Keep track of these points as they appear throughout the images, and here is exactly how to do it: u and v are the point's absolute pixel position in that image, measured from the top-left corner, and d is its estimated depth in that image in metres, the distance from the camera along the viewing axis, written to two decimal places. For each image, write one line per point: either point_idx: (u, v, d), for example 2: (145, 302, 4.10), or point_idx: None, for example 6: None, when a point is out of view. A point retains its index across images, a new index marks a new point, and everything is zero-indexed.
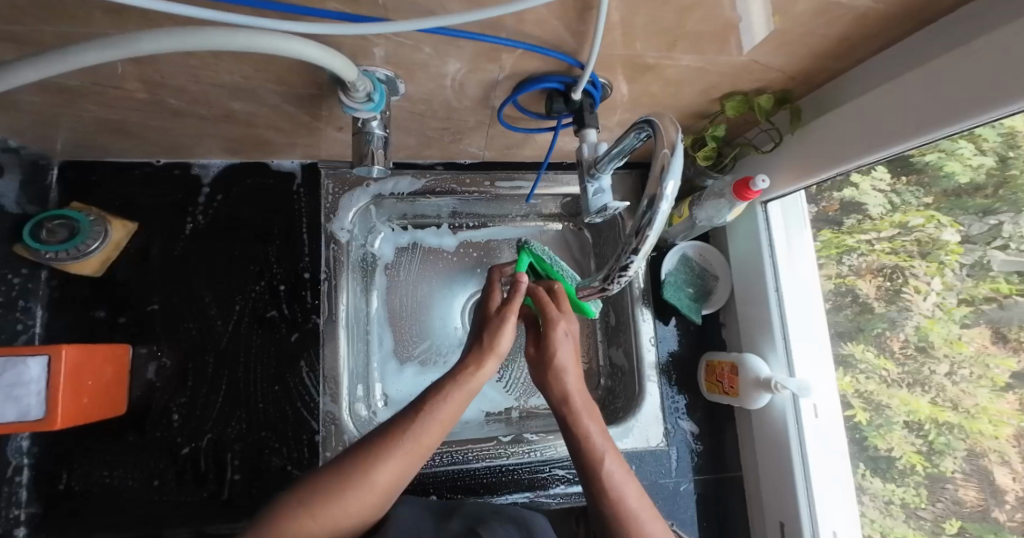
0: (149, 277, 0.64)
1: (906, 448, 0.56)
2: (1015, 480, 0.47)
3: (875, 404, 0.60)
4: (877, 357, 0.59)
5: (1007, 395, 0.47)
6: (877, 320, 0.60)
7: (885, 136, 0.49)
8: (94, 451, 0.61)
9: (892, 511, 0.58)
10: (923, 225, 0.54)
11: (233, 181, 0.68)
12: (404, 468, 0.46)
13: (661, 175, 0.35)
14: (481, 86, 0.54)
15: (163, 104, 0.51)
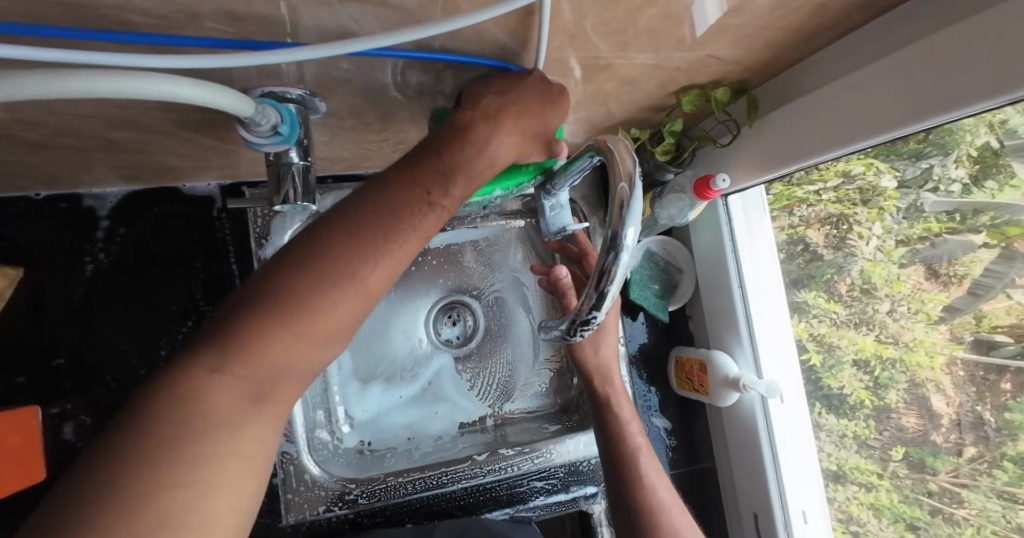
0: (47, 329, 0.56)
1: (856, 385, 0.59)
2: (950, 405, 0.51)
3: (828, 345, 0.62)
4: (827, 302, 0.62)
5: (940, 327, 0.51)
6: (826, 267, 0.62)
7: (844, 135, 0.47)
8: None
9: (846, 443, 0.62)
10: (864, 173, 0.53)
11: (138, 210, 0.59)
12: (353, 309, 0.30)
13: (621, 215, 0.31)
14: (415, 97, 0.48)
15: (21, 139, 0.42)
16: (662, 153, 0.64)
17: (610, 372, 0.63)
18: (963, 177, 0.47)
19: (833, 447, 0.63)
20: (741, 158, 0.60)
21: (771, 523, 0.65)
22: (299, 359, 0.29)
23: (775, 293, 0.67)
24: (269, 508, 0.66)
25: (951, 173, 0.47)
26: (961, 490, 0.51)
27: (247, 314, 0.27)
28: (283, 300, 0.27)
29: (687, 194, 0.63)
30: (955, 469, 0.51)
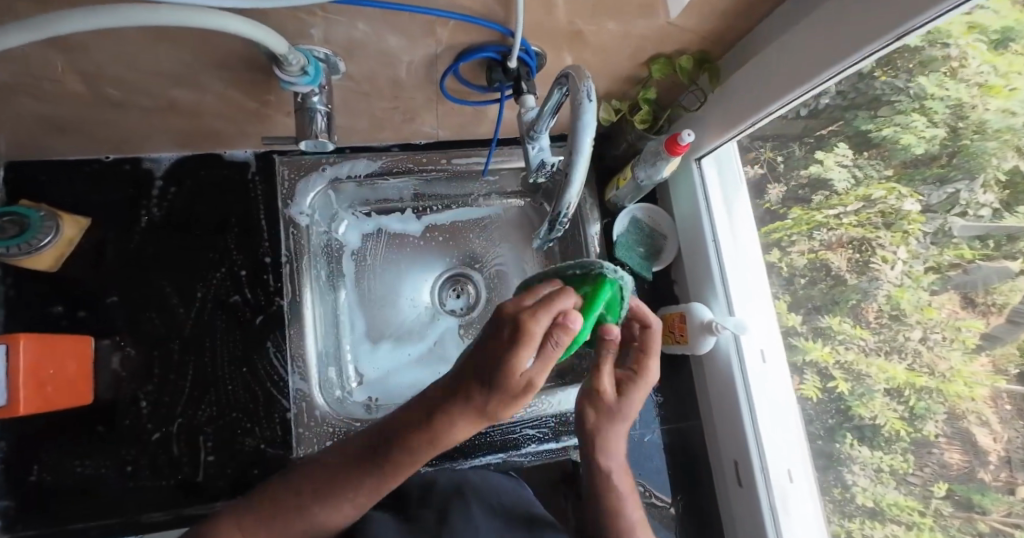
0: (105, 273, 0.64)
1: (889, 415, 0.55)
2: (996, 439, 0.46)
3: (856, 373, 0.59)
4: (853, 328, 0.59)
5: (979, 356, 0.47)
6: (850, 292, 0.60)
7: (790, 81, 0.53)
8: (63, 445, 0.60)
9: (883, 479, 0.57)
10: (886, 197, 0.55)
11: (187, 172, 0.69)
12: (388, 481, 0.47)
13: (577, 133, 0.40)
14: (420, 62, 0.57)
15: (103, 97, 0.52)
16: (641, 122, 0.71)
17: (613, 479, 0.55)
18: (992, 202, 0.45)
19: (868, 481, 0.59)
20: (707, 122, 0.67)
21: (749, 469, 0.67)
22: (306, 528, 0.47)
23: (756, 276, 0.71)
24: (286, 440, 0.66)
25: (979, 198, 0.46)
26: (1014, 532, 0.45)
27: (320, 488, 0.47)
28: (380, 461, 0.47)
29: (659, 158, 0.67)
30: (1007, 508, 0.46)
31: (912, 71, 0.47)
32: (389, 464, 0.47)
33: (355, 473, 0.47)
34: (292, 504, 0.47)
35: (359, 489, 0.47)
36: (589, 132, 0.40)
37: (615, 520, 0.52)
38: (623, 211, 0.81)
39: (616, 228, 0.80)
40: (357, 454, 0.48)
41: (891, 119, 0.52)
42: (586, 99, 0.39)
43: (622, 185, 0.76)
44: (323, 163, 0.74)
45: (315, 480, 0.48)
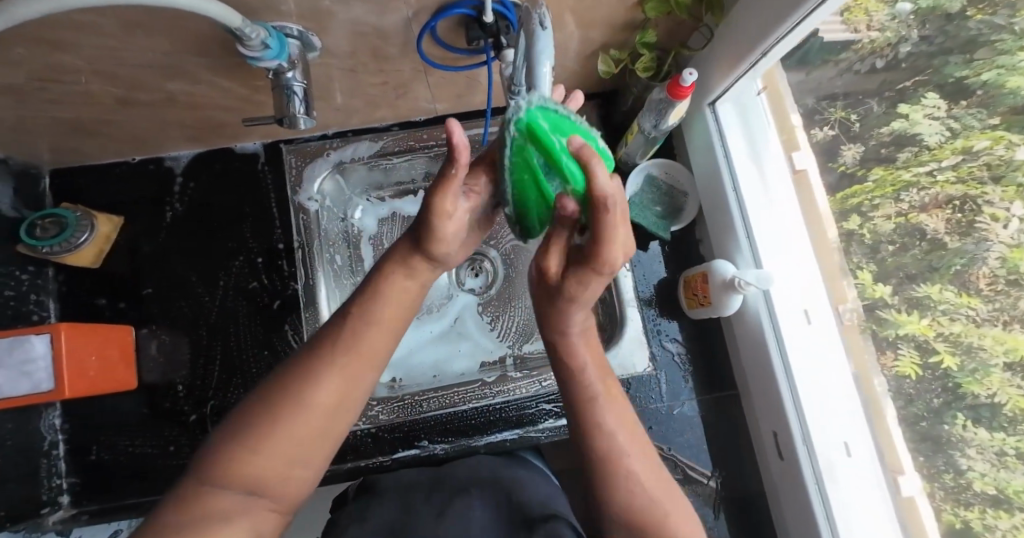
0: (139, 267, 0.70)
1: (1012, 393, 0.43)
2: None
3: (966, 347, 0.47)
4: (959, 296, 0.47)
5: None
6: (953, 257, 0.48)
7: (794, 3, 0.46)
8: (115, 427, 0.65)
9: (1009, 464, 0.44)
10: (992, 148, 0.44)
11: (203, 168, 0.73)
12: (352, 384, 0.39)
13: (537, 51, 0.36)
14: (395, 28, 0.55)
15: (108, 95, 0.56)
16: (644, 71, 0.65)
17: (601, 413, 0.44)
18: None
19: (987, 466, 0.46)
20: (715, 57, 0.61)
21: (789, 439, 0.63)
22: (282, 444, 0.36)
23: (795, 237, 0.66)
24: None
25: None
26: None
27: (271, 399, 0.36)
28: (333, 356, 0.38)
29: (660, 102, 0.61)
30: None
31: (1015, 4, 0.40)
32: (333, 356, 0.38)
33: (302, 383, 0.37)
34: (236, 447, 0.35)
35: (314, 406, 0.37)
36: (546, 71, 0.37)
37: (624, 475, 0.42)
38: (637, 168, 0.75)
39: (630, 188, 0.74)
40: (295, 369, 0.38)
41: (993, 60, 0.43)
42: (540, 26, 0.36)
43: (631, 139, 0.70)
44: (328, 149, 0.75)
45: (255, 410, 0.36)
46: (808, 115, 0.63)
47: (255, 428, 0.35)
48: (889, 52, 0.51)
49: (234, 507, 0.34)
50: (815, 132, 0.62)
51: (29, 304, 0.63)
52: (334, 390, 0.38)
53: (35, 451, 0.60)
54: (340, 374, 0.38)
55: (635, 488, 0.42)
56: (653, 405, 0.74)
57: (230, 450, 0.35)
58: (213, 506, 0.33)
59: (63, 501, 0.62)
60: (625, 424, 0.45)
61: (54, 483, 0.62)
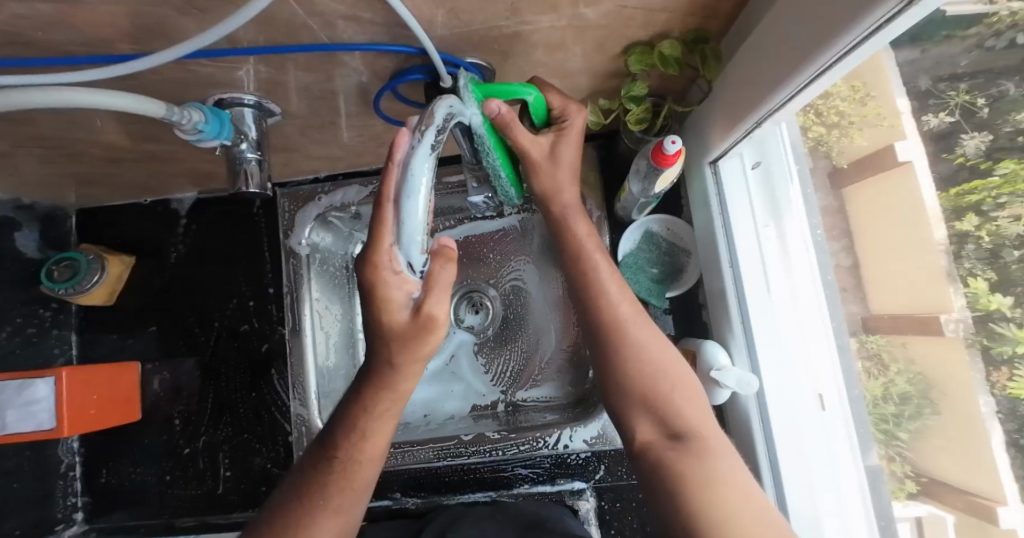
0: (145, 305, 0.75)
1: None
2: None
3: None
4: None
5: None
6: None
7: (798, 54, 0.36)
8: (122, 454, 0.73)
9: None
10: None
11: (204, 210, 0.76)
12: (346, 515, 0.42)
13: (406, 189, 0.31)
14: (352, 90, 0.53)
15: (99, 153, 0.60)
16: (636, 123, 0.57)
17: (628, 335, 0.48)
18: None
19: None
20: (710, 115, 0.53)
21: None
22: None
23: (813, 314, 0.56)
24: (287, 461, 0.71)
25: None
26: None
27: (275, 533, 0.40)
28: (327, 492, 0.41)
29: (647, 164, 0.53)
30: None
31: None
32: (326, 495, 0.41)
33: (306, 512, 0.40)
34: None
35: None
36: (420, 195, 0.31)
37: (667, 394, 0.45)
38: (633, 224, 0.67)
39: (622, 246, 0.67)
40: (297, 498, 0.41)
41: None
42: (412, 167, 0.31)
43: (624, 194, 0.63)
44: (319, 193, 0.75)
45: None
46: (916, 99, 0.40)
47: None
48: None
49: None
50: (927, 119, 0.40)
51: (50, 338, 0.70)
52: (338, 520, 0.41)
53: (52, 475, 0.70)
54: (335, 510, 0.41)
55: (663, 393, 0.45)
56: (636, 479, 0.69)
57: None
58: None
59: (76, 518, 0.72)
60: (648, 334, 0.48)
61: (69, 502, 0.72)
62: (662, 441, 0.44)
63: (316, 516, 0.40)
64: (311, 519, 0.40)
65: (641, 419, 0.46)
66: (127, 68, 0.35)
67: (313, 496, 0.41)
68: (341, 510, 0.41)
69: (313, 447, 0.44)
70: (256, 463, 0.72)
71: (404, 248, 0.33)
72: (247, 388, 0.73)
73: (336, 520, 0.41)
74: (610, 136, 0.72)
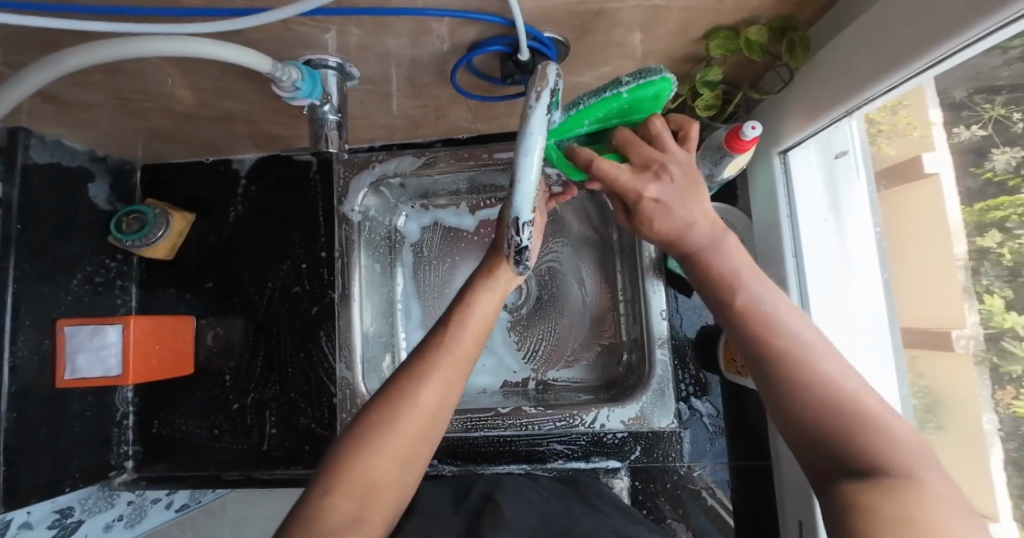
0: (203, 262, 0.77)
1: None
2: None
3: None
4: None
5: None
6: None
7: (912, 43, 0.36)
8: (172, 406, 0.75)
9: None
10: None
11: (263, 173, 0.79)
12: (426, 434, 0.43)
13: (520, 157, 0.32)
14: (430, 60, 0.53)
15: (175, 110, 0.61)
16: (704, 110, 0.58)
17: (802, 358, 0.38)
18: None
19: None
20: (791, 106, 0.53)
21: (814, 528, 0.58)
22: (365, 479, 0.40)
23: (868, 313, 0.56)
24: (331, 422, 0.73)
25: None
26: None
27: (365, 433, 0.41)
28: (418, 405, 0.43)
29: (719, 151, 0.54)
30: None
31: None
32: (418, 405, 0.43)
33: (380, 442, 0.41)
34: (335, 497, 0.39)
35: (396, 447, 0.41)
36: (536, 152, 0.32)
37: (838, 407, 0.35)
38: None
39: None
40: (370, 428, 0.42)
41: None
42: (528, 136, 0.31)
43: None
44: (373, 162, 0.76)
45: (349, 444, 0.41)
46: (950, 111, 0.41)
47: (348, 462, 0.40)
48: None
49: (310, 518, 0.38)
50: (958, 131, 0.42)
51: (115, 287, 0.73)
52: (408, 458, 0.42)
53: (109, 421, 0.72)
54: (419, 424, 0.43)
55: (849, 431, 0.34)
56: (671, 461, 0.71)
57: (325, 496, 0.39)
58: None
59: (127, 465, 0.74)
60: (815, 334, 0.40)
61: (122, 450, 0.74)
62: (839, 482, 0.33)
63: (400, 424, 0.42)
64: (397, 424, 0.42)
65: (814, 455, 0.36)
66: (250, 21, 0.37)
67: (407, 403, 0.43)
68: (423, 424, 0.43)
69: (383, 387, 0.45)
70: (301, 422, 0.74)
71: (517, 200, 0.34)
72: (297, 349, 0.75)
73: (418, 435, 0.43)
74: None
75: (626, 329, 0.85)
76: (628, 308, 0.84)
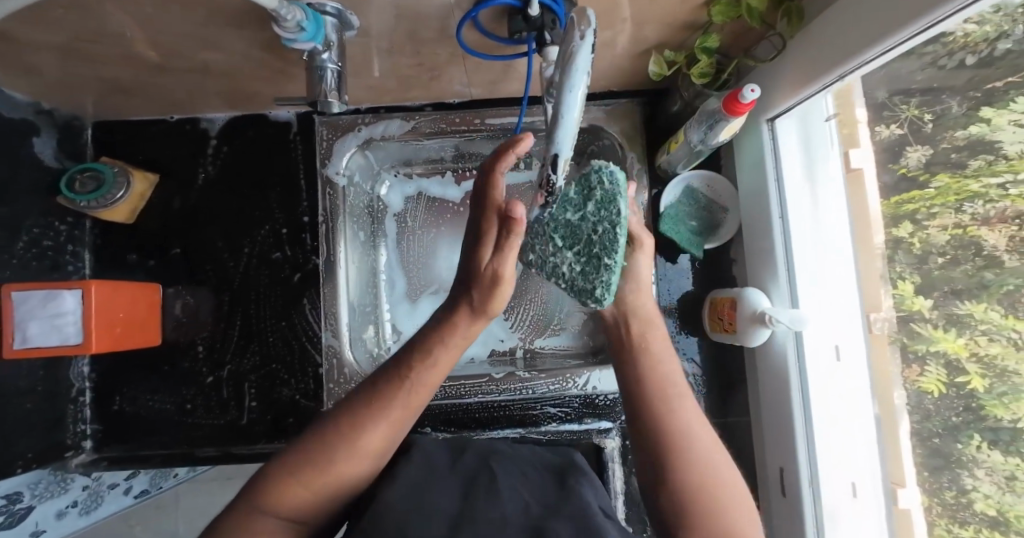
0: (169, 226, 0.71)
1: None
2: None
3: (999, 372, 0.43)
4: (1006, 319, 0.42)
5: None
6: (1010, 276, 0.43)
7: (894, 16, 0.38)
8: (137, 381, 0.70)
9: (1018, 488, 0.42)
10: None
11: (236, 132, 0.73)
12: (384, 440, 0.43)
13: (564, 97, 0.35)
14: (435, 13, 0.51)
15: (146, 59, 0.55)
16: (700, 77, 0.60)
17: (672, 402, 0.48)
18: None
19: (994, 488, 0.44)
20: (781, 75, 0.55)
21: (795, 479, 0.59)
22: (310, 490, 0.40)
23: (845, 268, 0.57)
24: (316, 393, 0.70)
25: None
26: None
27: (308, 452, 0.41)
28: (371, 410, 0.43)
29: (717, 115, 0.56)
30: None
31: None
32: (377, 414, 0.43)
33: (348, 436, 0.41)
34: (294, 482, 0.40)
35: (350, 456, 0.41)
36: (580, 88, 0.34)
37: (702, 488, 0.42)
38: (676, 177, 0.71)
39: (665, 198, 0.71)
40: (339, 421, 0.43)
41: None
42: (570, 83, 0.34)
43: (674, 148, 0.66)
44: (359, 124, 0.73)
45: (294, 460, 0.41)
46: (873, 111, 0.52)
47: (290, 482, 0.40)
48: (985, 49, 0.40)
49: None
50: (879, 130, 0.52)
51: (65, 253, 0.66)
52: (368, 464, 0.43)
53: (62, 399, 0.65)
54: (376, 432, 0.42)
55: (706, 505, 0.41)
56: None
57: (257, 519, 0.39)
58: (255, 532, 0.38)
59: (85, 446, 0.68)
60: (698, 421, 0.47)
61: (78, 429, 0.68)
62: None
63: (353, 437, 0.41)
64: (348, 433, 0.41)
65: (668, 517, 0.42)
66: None
67: (359, 412, 0.43)
68: (374, 435, 0.42)
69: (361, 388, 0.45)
70: (283, 393, 0.70)
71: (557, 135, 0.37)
72: (280, 319, 0.71)
73: (372, 446, 0.42)
74: (656, 93, 0.75)
75: None
76: None
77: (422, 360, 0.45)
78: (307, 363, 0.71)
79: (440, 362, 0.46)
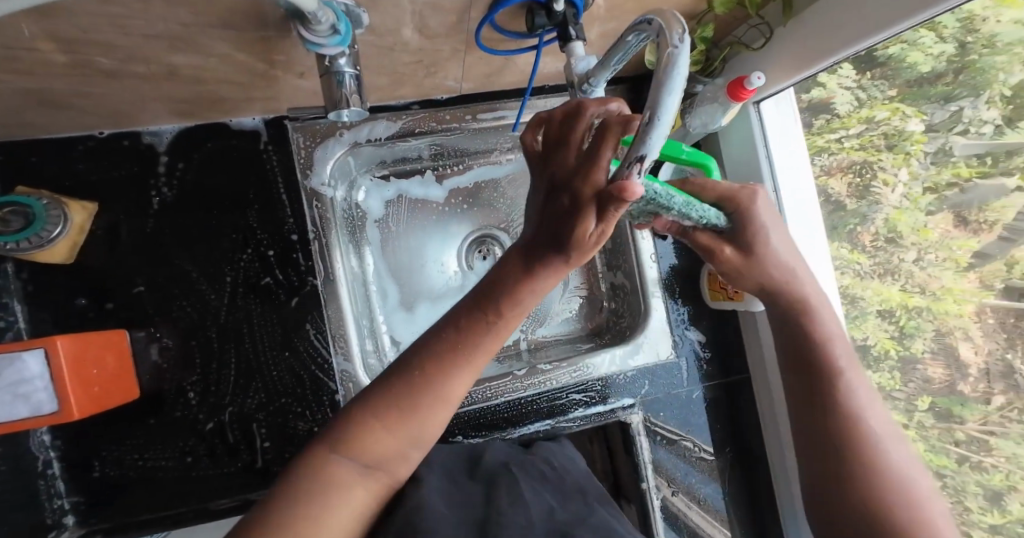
0: (125, 261, 0.61)
1: (880, 335, 0.64)
2: (977, 353, 0.54)
3: (851, 296, 0.68)
4: (850, 253, 0.68)
5: (969, 274, 0.54)
6: (850, 216, 0.67)
7: (878, 18, 0.46)
8: (122, 437, 0.60)
9: None
10: (890, 118, 0.59)
11: (192, 146, 0.63)
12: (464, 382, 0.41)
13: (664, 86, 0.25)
14: (452, 7, 0.48)
15: (92, 66, 0.45)
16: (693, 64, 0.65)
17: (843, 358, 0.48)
18: (996, 118, 0.50)
19: None
20: (773, 60, 0.61)
21: None
22: (391, 432, 0.39)
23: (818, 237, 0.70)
24: None
25: (984, 115, 0.50)
26: (989, 439, 0.54)
27: (397, 388, 0.39)
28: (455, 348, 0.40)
29: (720, 101, 0.62)
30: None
31: None
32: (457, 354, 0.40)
33: (429, 386, 0.40)
34: (375, 430, 0.39)
35: (432, 400, 0.40)
36: (679, 94, 0.26)
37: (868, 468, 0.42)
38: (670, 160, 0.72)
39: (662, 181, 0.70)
40: (420, 365, 0.40)
41: None
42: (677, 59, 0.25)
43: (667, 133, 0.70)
44: (340, 127, 0.66)
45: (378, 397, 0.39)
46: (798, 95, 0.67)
47: (374, 423, 0.39)
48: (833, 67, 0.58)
49: (349, 476, 0.38)
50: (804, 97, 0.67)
51: None
52: (444, 413, 0.41)
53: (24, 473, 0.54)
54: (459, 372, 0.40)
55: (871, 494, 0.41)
56: (675, 389, 0.79)
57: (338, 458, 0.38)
58: (335, 475, 0.37)
59: (68, 522, 0.58)
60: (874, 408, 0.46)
61: (58, 504, 0.57)
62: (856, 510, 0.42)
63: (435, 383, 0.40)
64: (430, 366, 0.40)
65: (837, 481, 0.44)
66: None
67: (444, 344, 0.40)
68: (456, 372, 0.40)
69: (442, 329, 0.41)
70: (299, 427, 0.64)
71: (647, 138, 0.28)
72: (284, 350, 0.64)
73: (450, 396, 0.41)
74: (634, 80, 0.78)
75: (601, 279, 0.85)
76: (605, 256, 0.84)
77: (506, 309, 0.41)
78: (321, 393, 0.65)
79: (523, 310, 0.42)
